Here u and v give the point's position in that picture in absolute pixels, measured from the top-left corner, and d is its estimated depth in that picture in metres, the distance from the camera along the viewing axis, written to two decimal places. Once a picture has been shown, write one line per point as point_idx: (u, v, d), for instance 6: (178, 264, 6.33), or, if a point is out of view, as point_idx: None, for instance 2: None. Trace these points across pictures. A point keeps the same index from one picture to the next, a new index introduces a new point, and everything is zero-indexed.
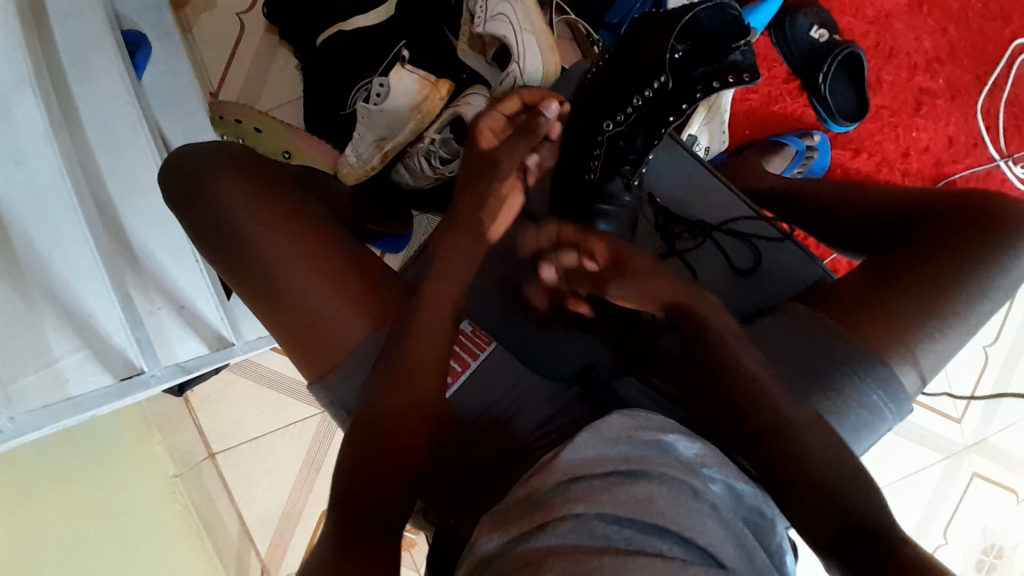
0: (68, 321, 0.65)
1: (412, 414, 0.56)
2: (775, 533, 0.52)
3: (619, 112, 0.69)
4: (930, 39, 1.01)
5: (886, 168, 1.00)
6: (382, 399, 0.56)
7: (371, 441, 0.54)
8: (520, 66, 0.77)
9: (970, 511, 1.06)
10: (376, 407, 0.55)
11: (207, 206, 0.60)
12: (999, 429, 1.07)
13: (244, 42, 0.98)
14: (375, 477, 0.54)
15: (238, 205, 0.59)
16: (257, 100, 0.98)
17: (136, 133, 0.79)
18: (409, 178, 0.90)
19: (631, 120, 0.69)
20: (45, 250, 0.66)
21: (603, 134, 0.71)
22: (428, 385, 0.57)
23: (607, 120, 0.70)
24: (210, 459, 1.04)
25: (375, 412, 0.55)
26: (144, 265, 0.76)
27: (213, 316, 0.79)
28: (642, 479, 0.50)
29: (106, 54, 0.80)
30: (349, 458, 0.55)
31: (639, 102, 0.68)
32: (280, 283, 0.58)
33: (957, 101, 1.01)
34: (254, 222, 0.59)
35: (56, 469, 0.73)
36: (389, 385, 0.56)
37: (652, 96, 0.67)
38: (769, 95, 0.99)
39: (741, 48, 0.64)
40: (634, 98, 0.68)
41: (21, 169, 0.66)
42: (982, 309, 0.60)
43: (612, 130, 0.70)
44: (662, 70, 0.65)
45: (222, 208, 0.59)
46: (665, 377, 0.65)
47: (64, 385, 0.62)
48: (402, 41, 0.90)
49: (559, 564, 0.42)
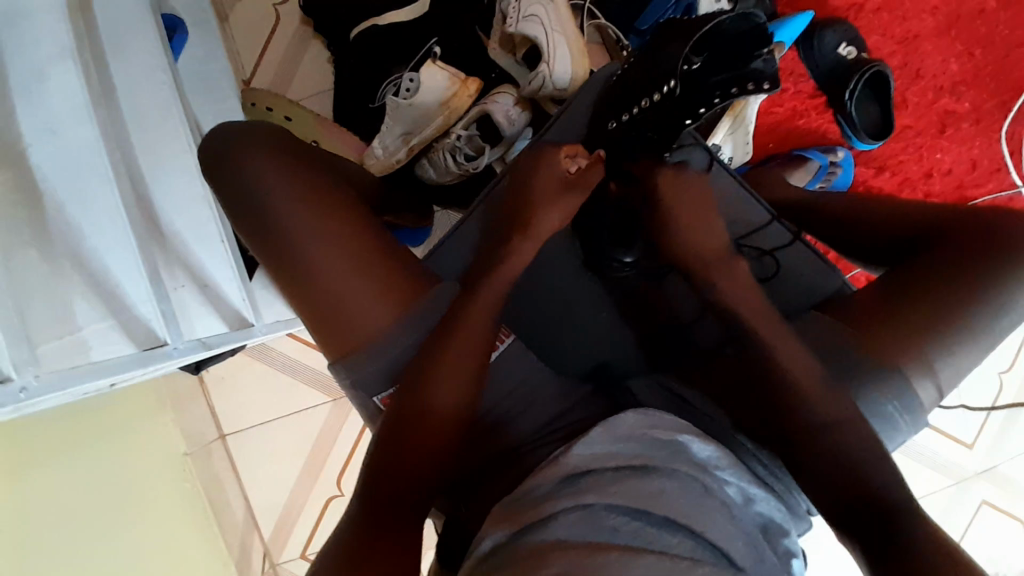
0: (94, 290, 0.66)
1: (446, 402, 0.58)
2: (784, 537, 0.53)
3: (624, 112, 0.71)
4: (957, 62, 1.01)
5: (907, 188, 1.01)
6: (415, 380, 0.58)
7: (403, 422, 0.57)
8: (548, 66, 0.79)
9: (977, 538, 1.04)
10: (410, 390, 0.58)
11: (247, 190, 0.61)
12: (1010, 457, 1.06)
13: (279, 33, 0.99)
14: (402, 457, 0.56)
15: (272, 180, 0.61)
16: (287, 89, 1.00)
17: (170, 111, 0.80)
18: (433, 173, 0.92)
19: (634, 120, 0.70)
20: (77, 220, 0.68)
21: (609, 132, 0.73)
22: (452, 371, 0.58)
23: (613, 119, 0.72)
24: (221, 441, 1.05)
25: (411, 397, 0.58)
26: (172, 240, 0.78)
27: (236, 298, 0.81)
28: (653, 474, 0.52)
29: (147, 34, 0.82)
30: (377, 440, 0.57)
31: (646, 104, 0.69)
32: (314, 265, 0.59)
33: (981, 125, 1.01)
34: (287, 198, 0.60)
35: (65, 439, 0.74)
36: (417, 369, 0.58)
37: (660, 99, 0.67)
38: (794, 109, 1.00)
39: (762, 56, 0.60)
40: (642, 99, 0.69)
41: (57, 139, 0.69)
42: (999, 325, 0.59)
43: (615, 128, 0.72)
44: (670, 74, 0.66)
45: (256, 183, 0.61)
46: (676, 380, 0.66)
47: (87, 351, 0.62)
48: (433, 37, 0.91)
49: (565, 557, 0.43)
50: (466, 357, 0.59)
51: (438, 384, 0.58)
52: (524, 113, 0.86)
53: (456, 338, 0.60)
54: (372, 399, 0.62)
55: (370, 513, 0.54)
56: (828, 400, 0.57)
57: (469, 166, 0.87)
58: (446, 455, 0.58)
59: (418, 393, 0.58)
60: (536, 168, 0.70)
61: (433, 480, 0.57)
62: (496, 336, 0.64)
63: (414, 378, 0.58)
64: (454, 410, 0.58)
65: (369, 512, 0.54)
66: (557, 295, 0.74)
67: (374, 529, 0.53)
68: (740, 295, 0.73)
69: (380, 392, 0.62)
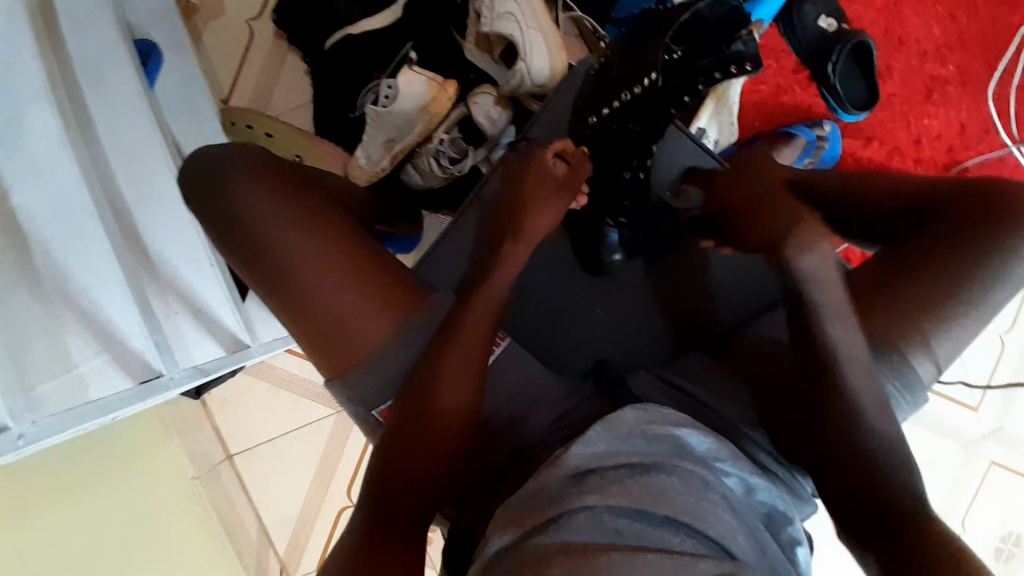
0: (87, 327, 0.67)
1: (448, 411, 0.57)
2: (786, 525, 0.54)
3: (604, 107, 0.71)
4: (939, 27, 1.00)
5: (897, 157, 0.99)
6: (415, 393, 0.58)
7: (406, 435, 0.57)
8: (526, 64, 0.78)
9: (989, 501, 1.04)
10: (411, 404, 0.58)
11: (231, 213, 0.61)
12: (1017, 417, 1.05)
13: (254, 48, 0.99)
14: (408, 468, 0.56)
15: (256, 202, 0.60)
16: (266, 104, 0.99)
17: (150, 138, 0.80)
18: (419, 178, 0.91)
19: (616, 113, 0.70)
20: (64, 257, 0.68)
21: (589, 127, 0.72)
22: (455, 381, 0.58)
23: (591, 113, 0.72)
24: (229, 461, 1.05)
25: (412, 410, 0.57)
26: (161, 271, 0.77)
27: (229, 319, 0.80)
28: (655, 472, 0.52)
29: (120, 59, 0.80)
30: (381, 455, 0.57)
31: (627, 96, 0.68)
32: (305, 284, 0.59)
33: (967, 88, 1.00)
34: (272, 218, 0.60)
35: (72, 473, 0.74)
36: (418, 382, 0.58)
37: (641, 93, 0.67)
38: (778, 86, 0.99)
39: (742, 37, 0.64)
40: (623, 93, 0.68)
41: (36, 177, 0.68)
42: (995, 297, 0.59)
43: (596, 122, 0.72)
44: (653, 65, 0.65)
45: (241, 205, 0.60)
46: (677, 373, 0.66)
47: (85, 388, 0.64)
48: (410, 42, 0.90)
49: (566, 561, 0.43)
50: (466, 362, 0.59)
51: (439, 394, 0.58)
52: (505, 113, 0.85)
53: (456, 344, 0.59)
54: (370, 413, 0.62)
55: (375, 528, 0.53)
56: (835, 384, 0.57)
57: (456, 169, 0.86)
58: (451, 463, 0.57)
59: (419, 405, 0.57)
60: (520, 172, 0.70)
61: (439, 489, 0.57)
62: (496, 333, 0.64)
63: (415, 392, 0.58)
64: (455, 413, 0.58)
65: (376, 523, 0.54)
66: (551, 295, 0.73)
67: (378, 542, 0.52)
68: (736, 277, 0.72)
69: (379, 406, 0.61)
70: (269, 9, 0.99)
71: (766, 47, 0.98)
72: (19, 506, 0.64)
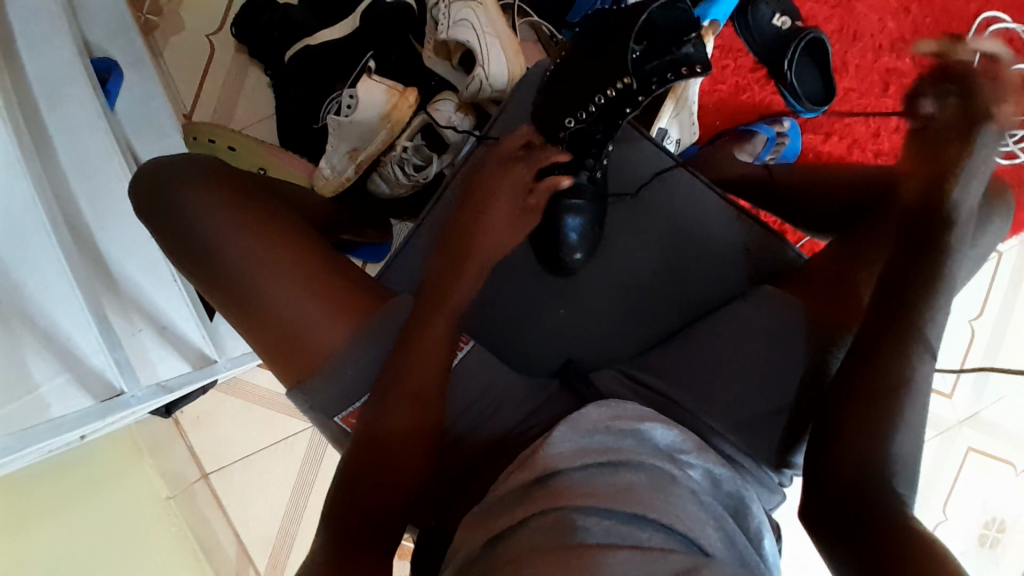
0: (47, 347, 0.65)
1: (406, 416, 0.57)
2: (753, 517, 0.54)
3: (579, 110, 0.71)
4: (892, 20, 1.02)
5: (856, 150, 1.01)
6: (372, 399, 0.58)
7: (368, 447, 0.56)
8: (484, 69, 0.80)
9: (968, 486, 1.05)
10: (370, 414, 0.58)
11: (187, 231, 0.60)
12: (991, 401, 1.06)
13: (215, 63, 0.99)
14: (375, 479, 0.56)
15: (212, 212, 0.60)
16: (230, 119, 0.99)
17: (108, 156, 0.80)
18: (386, 187, 0.91)
19: (591, 118, 0.70)
20: (23, 277, 0.67)
21: (564, 132, 0.71)
22: (416, 383, 0.58)
23: (568, 117, 0.71)
24: (204, 480, 1.03)
25: (371, 419, 0.57)
26: (125, 287, 0.77)
27: (196, 336, 0.80)
28: (622, 469, 0.52)
29: (77, 80, 0.80)
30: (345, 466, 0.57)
31: (600, 100, 0.69)
32: (263, 292, 0.59)
33: (924, 79, 1.02)
34: (227, 228, 0.60)
35: (44, 496, 0.74)
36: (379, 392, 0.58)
37: (613, 95, 0.69)
38: (737, 84, 1.00)
39: (691, 41, 0.66)
40: (595, 97, 0.69)
41: None
42: (951, 279, 0.61)
43: (574, 127, 0.71)
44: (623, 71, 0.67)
45: (197, 216, 0.60)
46: (641, 370, 0.66)
47: (46, 408, 0.62)
48: (369, 52, 0.91)
49: (538, 561, 0.43)
50: (421, 367, 0.59)
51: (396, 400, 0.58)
52: (467, 117, 0.85)
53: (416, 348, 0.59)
54: (334, 420, 0.62)
55: (342, 536, 0.54)
56: None
57: (420, 176, 0.86)
58: (417, 470, 0.57)
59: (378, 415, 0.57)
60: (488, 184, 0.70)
61: (406, 497, 0.56)
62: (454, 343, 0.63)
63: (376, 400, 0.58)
64: (416, 417, 0.58)
65: (348, 538, 0.54)
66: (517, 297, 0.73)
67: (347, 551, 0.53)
68: (698, 271, 0.73)
69: (340, 413, 0.61)
70: (229, 21, 0.99)
71: (723, 48, 1.00)
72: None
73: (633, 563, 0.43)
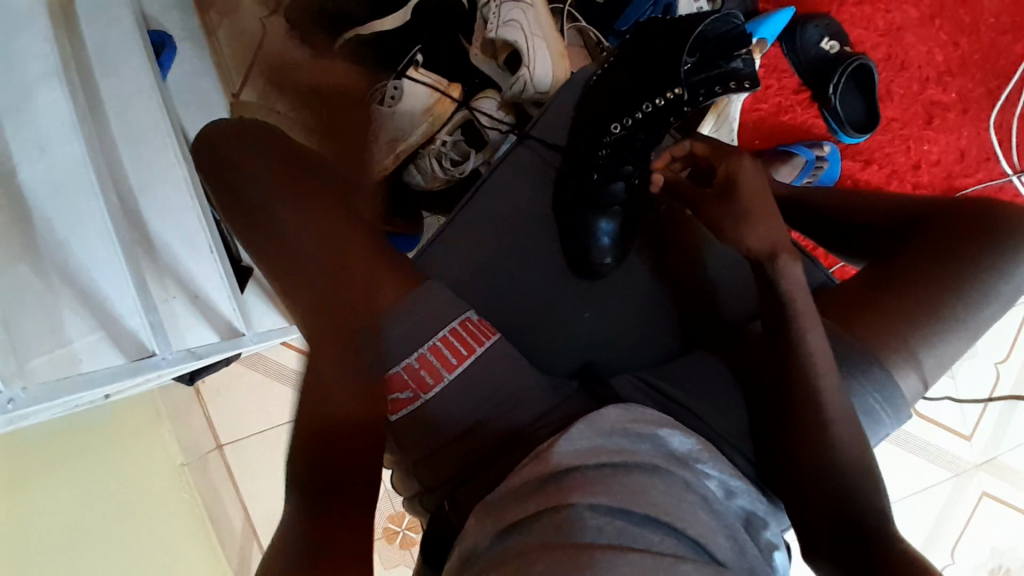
0: (85, 305, 0.67)
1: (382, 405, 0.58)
2: (763, 529, 0.55)
3: (625, 116, 0.68)
4: (941, 53, 1.01)
5: (895, 180, 1.00)
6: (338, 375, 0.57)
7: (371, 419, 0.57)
8: (530, 71, 0.81)
9: (980, 531, 1.03)
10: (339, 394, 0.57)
11: (240, 191, 0.63)
12: (1010, 446, 1.04)
13: (266, 45, 1.01)
14: (359, 456, 0.56)
15: (261, 173, 0.62)
16: (275, 101, 1.02)
17: (158, 127, 0.81)
18: (421, 179, 0.91)
19: (639, 124, 0.68)
20: (66, 238, 0.68)
21: (611, 138, 0.69)
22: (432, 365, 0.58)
23: (614, 122, 0.69)
24: (219, 451, 1.06)
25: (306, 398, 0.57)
26: (161, 253, 0.79)
27: (226, 308, 0.80)
28: (636, 472, 0.52)
29: (133, 55, 0.83)
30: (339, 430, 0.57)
31: (648, 108, 0.67)
32: (298, 257, 0.60)
33: (968, 115, 1.01)
34: (273, 189, 0.62)
35: (59, 451, 0.75)
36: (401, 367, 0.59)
37: (662, 105, 0.66)
38: (779, 105, 1.00)
39: (742, 56, 0.62)
40: (643, 105, 0.67)
41: (45, 157, 0.69)
42: (982, 315, 0.60)
43: (619, 134, 0.69)
44: (673, 83, 0.65)
45: (246, 175, 0.63)
46: (661, 377, 0.66)
47: (78, 364, 0.63)
48: (416, 45, 0.92)
49: (551, 556, 0.43)
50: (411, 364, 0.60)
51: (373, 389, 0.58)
52: (508, 117, 0.87)
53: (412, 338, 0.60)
54: None
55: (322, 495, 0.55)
56: (831, 405, 0.57)
57: (456, 170, 0.87)
58: None
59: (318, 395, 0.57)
60: None
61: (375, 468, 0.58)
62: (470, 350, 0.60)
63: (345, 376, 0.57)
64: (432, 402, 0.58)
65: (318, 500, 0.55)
66: (540, 296, 0.74)
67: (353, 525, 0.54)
68: (726, 287, 0.72)
69: None
70: (282, 7, 1.01)
71: (767, 68, 0.99)
72: (17, 482, 0.67)
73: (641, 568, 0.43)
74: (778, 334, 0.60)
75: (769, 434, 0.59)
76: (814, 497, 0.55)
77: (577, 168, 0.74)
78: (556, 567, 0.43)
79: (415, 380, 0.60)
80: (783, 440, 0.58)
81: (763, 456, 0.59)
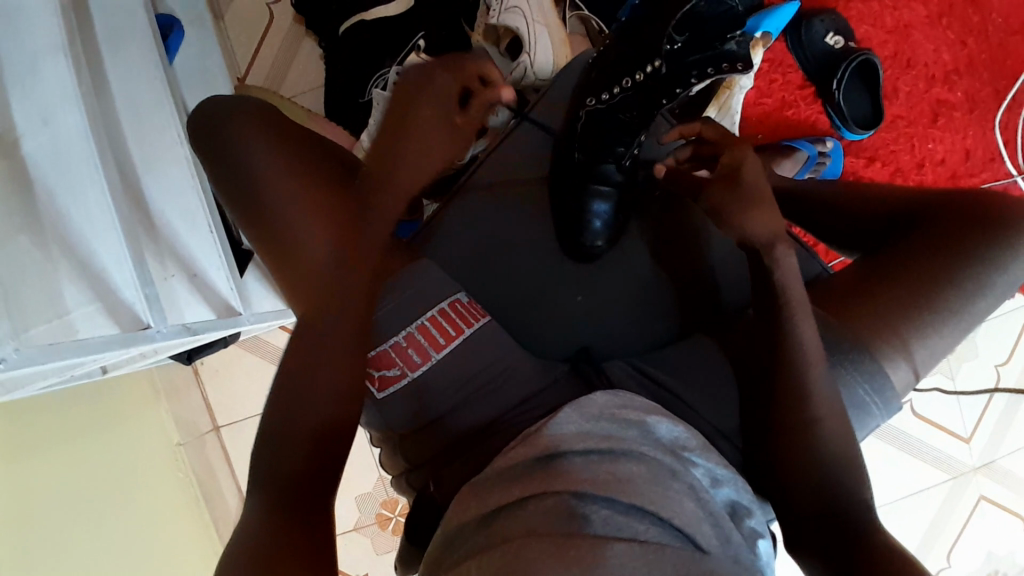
0: (82, 277, 0.68)
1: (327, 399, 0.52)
2: (750, 517, 0.53)
3: (603, 92, 0.71)
4: (949, 52, 1.00)
5: (899, 178, 0.99)
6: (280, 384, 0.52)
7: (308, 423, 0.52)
8: (530, 57, 0.81)
9: (975, 535, 1.02)
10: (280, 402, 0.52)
11: (231, 153, 0.61)
12: (1009, 451, 1.03)
13: (273, 30, 1.02)
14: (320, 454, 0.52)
15: (253, 136, 0.61)
16: (280, 86, 1.02)
17: (160, 105, 0.82)
18: None
19: (614, 101, 0.71)
20: (67, 208, 0.69)
21: (586, 109, 0.73)
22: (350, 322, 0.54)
23: (592, 96, 0.72)
24: (215, 433, 1.07)
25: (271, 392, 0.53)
26: (162, 233, 0.80)
27: (224, 287, 0.80)
28: (622, 458, 0.51)
29: (141, 33, 0.83)
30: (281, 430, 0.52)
31: (629, 83, 0.69)
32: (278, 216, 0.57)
33: (975, 114, 1.00)
34: (263, 155, 0.60)
35: (55, 423, 0.75)
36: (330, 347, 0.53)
37: (643, 80, 0.68)
38: (783, 100, 0.99)
39: (736, 38, 0.64)
40: (624, 79, 0.69)
41: (47, 128, 0.70)
42: (976, 307, 0.59)
43: (595, 107, 0.72)
44: (656, 55, 0.66)
45: (239, 139, 0.61)
46: (652, 364, 0.65)
47: (73, 332, 0.64)
48: (420, 31, 0.92)
49: (535, 546, 0.42)
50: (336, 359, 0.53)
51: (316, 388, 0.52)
52: (509, 104, 0.85)
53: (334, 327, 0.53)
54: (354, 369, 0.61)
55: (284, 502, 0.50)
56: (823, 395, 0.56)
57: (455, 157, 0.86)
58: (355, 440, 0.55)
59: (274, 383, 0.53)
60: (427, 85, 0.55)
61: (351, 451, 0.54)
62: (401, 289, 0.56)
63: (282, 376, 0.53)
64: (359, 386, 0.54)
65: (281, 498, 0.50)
66: (534, 279, 0.74)
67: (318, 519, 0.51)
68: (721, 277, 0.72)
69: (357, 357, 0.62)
70: None
71: (773, 62, 1.00)
72: (16, 454, 0.67)
73: (626, 560, 0.41)
74: (778, 320, 0.58)
75: (758, 422, 0.58)
76: (800, 487, 0.55)
77: (561, 156, 0.75)
78: (541, 556, 0.41)
79: (402, 357, 0.62)
80: (771, 427, 0.57)
81: (752, 444, 0.58)
